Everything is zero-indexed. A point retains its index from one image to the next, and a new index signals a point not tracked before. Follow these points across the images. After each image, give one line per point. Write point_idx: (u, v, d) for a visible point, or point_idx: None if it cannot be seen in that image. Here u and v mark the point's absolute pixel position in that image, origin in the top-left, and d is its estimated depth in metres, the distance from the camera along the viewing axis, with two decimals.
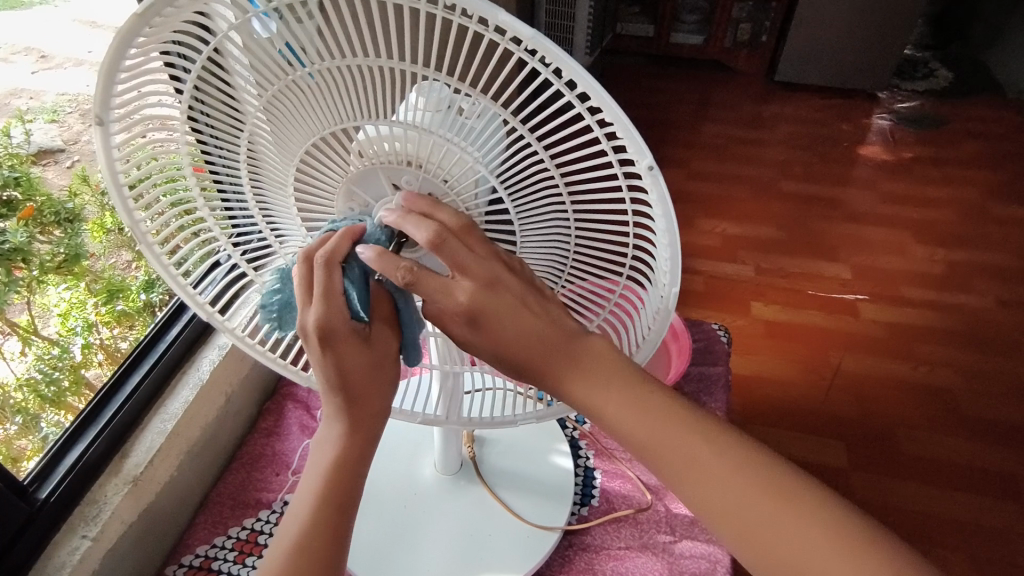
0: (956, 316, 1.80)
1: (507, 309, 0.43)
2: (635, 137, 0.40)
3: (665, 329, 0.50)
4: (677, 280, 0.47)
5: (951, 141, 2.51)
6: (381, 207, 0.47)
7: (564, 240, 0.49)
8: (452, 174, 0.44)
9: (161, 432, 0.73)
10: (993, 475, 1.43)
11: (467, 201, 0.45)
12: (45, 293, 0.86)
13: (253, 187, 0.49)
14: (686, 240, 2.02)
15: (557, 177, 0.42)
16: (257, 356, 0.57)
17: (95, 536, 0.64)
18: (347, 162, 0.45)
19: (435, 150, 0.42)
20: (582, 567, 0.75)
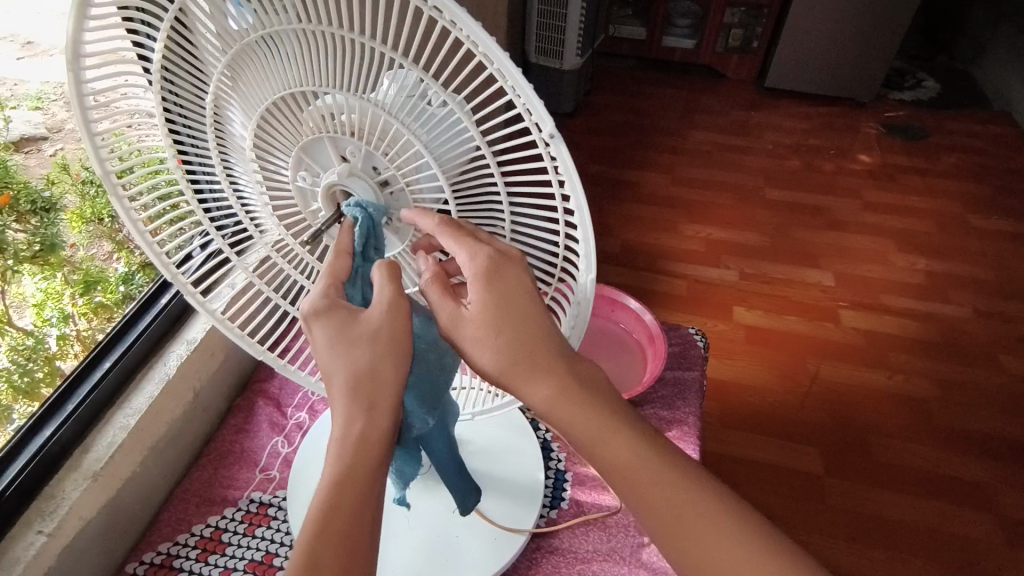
0: (934, 325, 1.82)
1: (516, 294, 0.46)
2: (545, 114, 0.41)
3: (587, 314, 0.51)
4: (591, 267, 0.49)
5: (934, 152, 2.54)
6: (325, 177, 0.47)
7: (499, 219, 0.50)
8: (392, 148, 0.44)
9: (124, 427, 0.71)
10: (964, 483, 1.44)
11: (407, 177, 0.45)
12: (20, 282, 0.85)
13: (222, 162, 0.48)
14: (671, 244, 2.02)
15: (490, 157, 0.42)
16: (235, 337, 0.59)
17: (51, 532, 0.62)
18: (298, 131, 0.46)
19: (380, 124, 0.42)
20: (548, 570, 0.74)
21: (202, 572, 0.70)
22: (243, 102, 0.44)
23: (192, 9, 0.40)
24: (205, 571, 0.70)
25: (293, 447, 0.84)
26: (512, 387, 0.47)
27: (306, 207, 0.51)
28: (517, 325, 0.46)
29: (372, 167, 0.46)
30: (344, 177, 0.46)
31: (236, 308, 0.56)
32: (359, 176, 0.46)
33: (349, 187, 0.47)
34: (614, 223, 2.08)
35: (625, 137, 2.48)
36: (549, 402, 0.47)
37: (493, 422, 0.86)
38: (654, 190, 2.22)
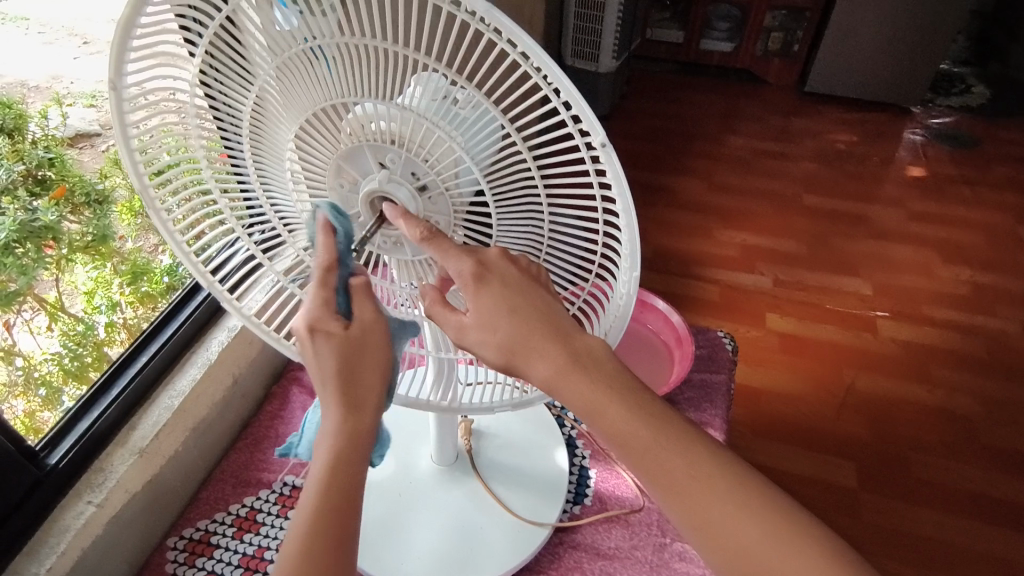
0: (977, 339, 1.76)
1: (510, 282, 0.46)
2: (588, 115, 0.41)
3: (631, 309, 0.52)
4: (637, 264, 0.49)
5: (982, 161, 2.46)
6: (366, 184, 0.48)
7: (537, 231, 0.50)
8: (432, 154, 0.45)
9: (168, 408, 0.75)
10: (1004, 503, 1.40)
11: (448, 181, 0.46)
12: (72, 271, 0.90)
13: (255, 163, 0.50)
14: (704, 248, 2.00)
15: (531, 163, 0.43)
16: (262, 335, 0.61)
17: (99, 502, 0.66)
18: (338, 139, 0.47)
19: (418, 129, 0.44)
20: (570, 564, 0.75)
21: (237, 548, 0.74)
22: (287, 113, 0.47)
23: (244, 20, 0.42)
24: (239, 548, 0.74)
25: None
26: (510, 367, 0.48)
27: (346, 213, 0.53)
28: (516, 317, 0.46)
29: (410, 172, 0.47)
30: (386, 184, 0.47)
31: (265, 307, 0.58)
32: (398, 181, 0.47)
33: (390, 193, 0.48)
34: (647, 227, 2.07)
35: (661, 141, 2.47)
36: (550, 380, 0.47)
37: (519, 417, 0.88)
38: (690, 195, 2.21)
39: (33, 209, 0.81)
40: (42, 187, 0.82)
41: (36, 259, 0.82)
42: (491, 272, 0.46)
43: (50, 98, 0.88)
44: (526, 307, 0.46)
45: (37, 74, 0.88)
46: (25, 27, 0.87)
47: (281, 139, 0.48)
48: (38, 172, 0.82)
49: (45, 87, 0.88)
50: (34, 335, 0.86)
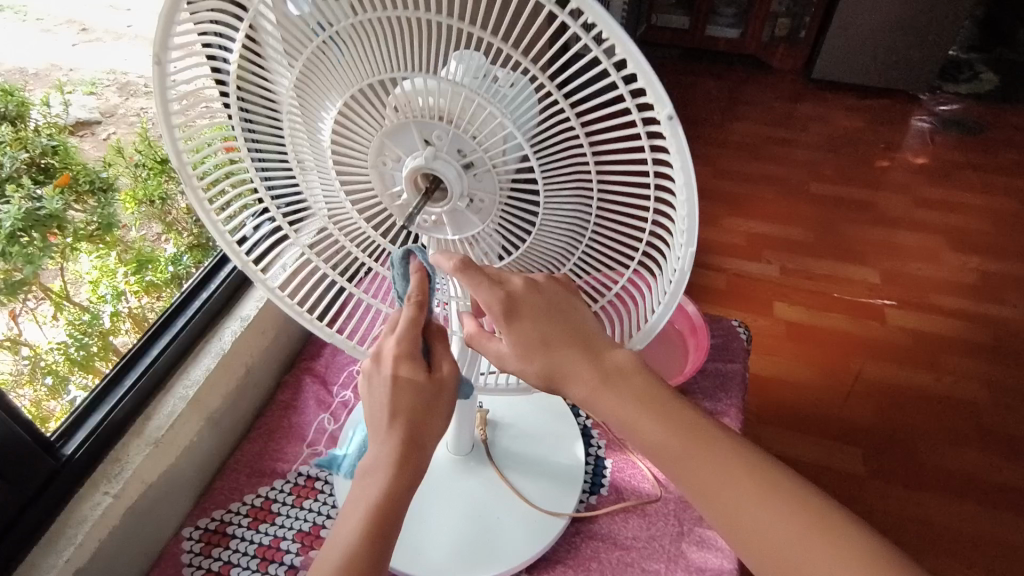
0: (985, 327, 1.76)
1: (542, 313, 0.47)
2: (655, 86, 0.39)
3: (682, 291, 0.49)
4: (694, 240, 0.45)
5: (990, 147, 2.44)
6: (410, 161, 0.47)
7: (585, 213, 0.48)
8: (481, 130, 0.44)
9: (182, 398, 0.74)
10: (1013, 490, 1.40)
11: (495, 158, 0.45)
12: (77, 260, 0.88)
13: (293, 145, 0.49)
14: (710, 237, 1.99)
15: (584, 138, 0.42)
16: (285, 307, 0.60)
17: (115, 493, 0.65)
18: (381, 116, 0.46)
19: (466, 104, 0.42)
20: (587, 554, 0.75)
21: (253, 538, 0.73)
22: (329, 90, 0.45)
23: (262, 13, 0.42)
24: (255, 538, 0.73)
25: (339, 424, 0.86)
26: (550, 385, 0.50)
27: (386, 192, 0.51)
28: (551, 351, 0.48)
29: (456, 149, 0.45)
30: (431, 161, 0.46)
31: (291, 281, 0.57)
32: (445, 159, 0.46)
33: (435, 170, 0.46)
34: None
35: None
36: (588, 397, 0.49)
37: (534, 407, 0.87)
38: (695, 183, 2.19)
39: (38, 197, 0.79)
40: (46, 174, 0.81)
41: (43, 247, 0.81)
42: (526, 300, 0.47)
43: (51, 85, 0.87)
44: (558, 335, 0.48)
45: (39, 60, 0.87)
46: (23, 15, 0.86)
47: (320, 116, 0.47)
48: (42, 160, 0.81)
49: (47, 75, 0.87)
50: (40, 326, 0.85)
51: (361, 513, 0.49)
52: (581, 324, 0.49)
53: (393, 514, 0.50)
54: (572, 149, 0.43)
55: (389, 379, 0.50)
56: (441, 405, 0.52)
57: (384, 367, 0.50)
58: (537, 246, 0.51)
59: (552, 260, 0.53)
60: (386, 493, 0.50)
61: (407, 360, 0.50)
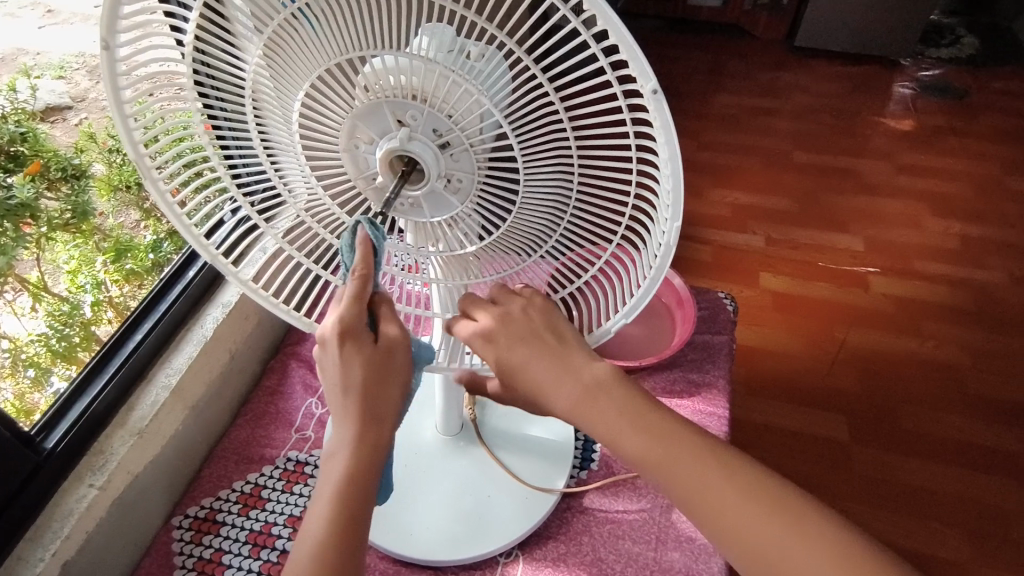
0: (966, 292, 1.78)
1: (517, 341, 0.50)
2: (638, 60, 0.38)
3: (668, 264, 0.48)
4: (679, 216, 0.44)
5: (972, 112, 2.45)
6: (384, 143, 0.46)
7: (566, 191, 0.47)
8: (456, 109, 0.42)
9: (165, 386, 0.73)
10: (993, 451, 1.43)
11: (472, 137, 0.44)
12: (54, 250, 0.86)
13: (258, 126, 0.47)
14: (696, 209, 1.99)
15: (565, 115, 0.40)
16: (266, 305, 0.59)
17: (102, 485, 0.64)
18: (352, 97, 0.44)
19: (441, 82, 0.41)
20: (579, 529, 0.76)
21: (244, 524, 0.73)
22: (296, 71, 0.43)
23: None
24: (246, 523, 0.73)
25: (327, 408, 0.85)
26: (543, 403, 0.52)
27: (360, 175, 0.50)
28: (530, 369, 0.51)
29: (432, 129, 0.44)
30: (406, 142, 0.45)
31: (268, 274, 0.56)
32: (420, 139, 0.45)
33: (410, 151, 0.45)
34: None
35: None
36: (574, 411, 0.50)
37: None
38: (681, 155, 2.18)
39: (9, 185, 0.76)
40: (16, 162, 0.78)
41: (16, 238, 0.78)
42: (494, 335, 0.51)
43: (18, 70, 0.84)
44: (534, 356, 0.51)
45: (5, 45, 0.84)
46: None
47: (285, 101, 0.45)
48: (11, 148, 0.78)
49: (13, 60, 0.84)
50: (18, 318, 0.83)
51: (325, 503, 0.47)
52: (560, 349, 0.51)
53: (358, 502, 0.48)
54: (552, 126, 0.42)
55: (333, 355, 0.46)
56: (392, 379, 0.48)
57: (329, 347, 0.47)
58: (517, 225, 0.50)
59: (530, 244, 0.52)
60: (348, 478, 0.47)
61: (350, 337, 0.46)
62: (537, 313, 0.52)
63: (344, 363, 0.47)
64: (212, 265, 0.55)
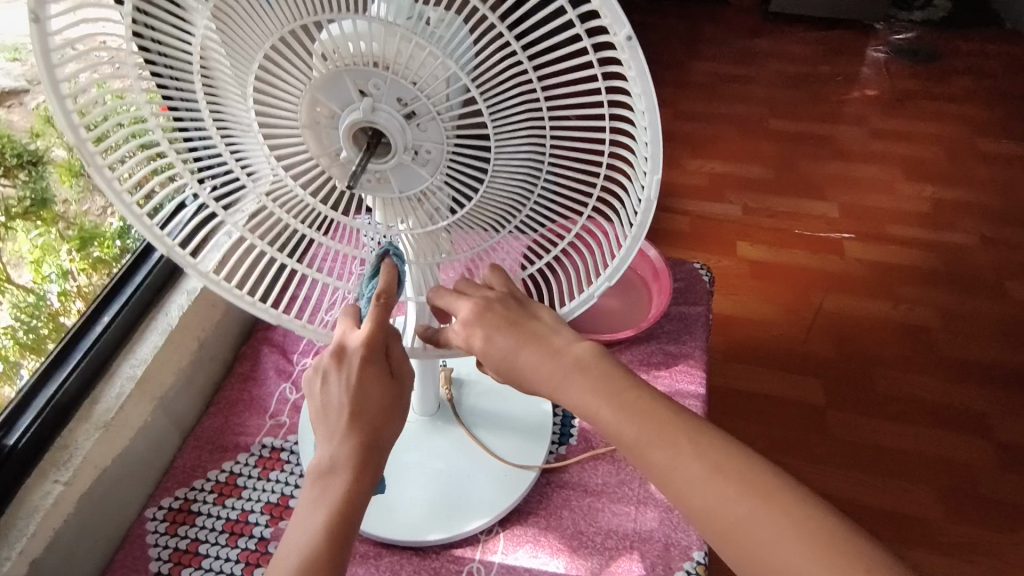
0: (938, 254, 1.80)
1: (496, 322, 0.50)
2: (612, 8, 0.36)
3: (650, 221, 0.46)
4: (660, 165, 0.42)
5: (943, 75, 2.45)
6: (347, 114, 0.43)
7: (537, 163, 0.45)
8: (420, 74, 0.40)
9: (131, 377, 0.70)
10: (964, 409, 1.47)
11: (439, 105, 0.41)
12: (14, 238, 0.83)
13: (209, 105, 0.44)
14: (672, 179, 1.98)
15: (534, 73, 0.38)
16: (230, 297, 0.56)
17: (67, 481, 0.62)
18: (309, 67, 0.42)
19: (401, 45, 0.39)
20: (558, 503, 0.76)
21: (219, 513, 0.72)
22: (248, 42, 0.40)
23: None
24: (222, 512, 0.72)
25: (301, 393, 0.84)
26: (515, 381, 0.52)
27: (322, 152, 0.47)
28: (507, 349, 0.50)
29: (396, 97, 0.42)
30: (370, 113, 0.43)
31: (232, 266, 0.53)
32: (384, 109, 0.43)
33: (376, 122, 0.43)
34: None
35: None
36: (552, 386, 0.50)
37: None
38: (657, 125, 2.16)
39: None
40: None
41: None
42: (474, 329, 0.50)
43: None
44: (512, 334, 0.50)
45: None
46: None
47: (239, 75, 0.42)
48: None
49: None
50: None
51: (320, 514, 0.48)
52: (537, 332, 0.51)
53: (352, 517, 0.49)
54: (523, 88, 0.40)
55: (354, 373, 0.50)
56: (398, 410, 0.52)
57: (347, 366, 0.51)
58: (487, 200, 0.48)
59: (500, 216, 0.50)
60: (344, 496, 0.49)
61: (371, 361, 0.51)
62: (510, 299, 0.52)
63: (355, 381, 0.50)
64: (168, 256, 0.52)
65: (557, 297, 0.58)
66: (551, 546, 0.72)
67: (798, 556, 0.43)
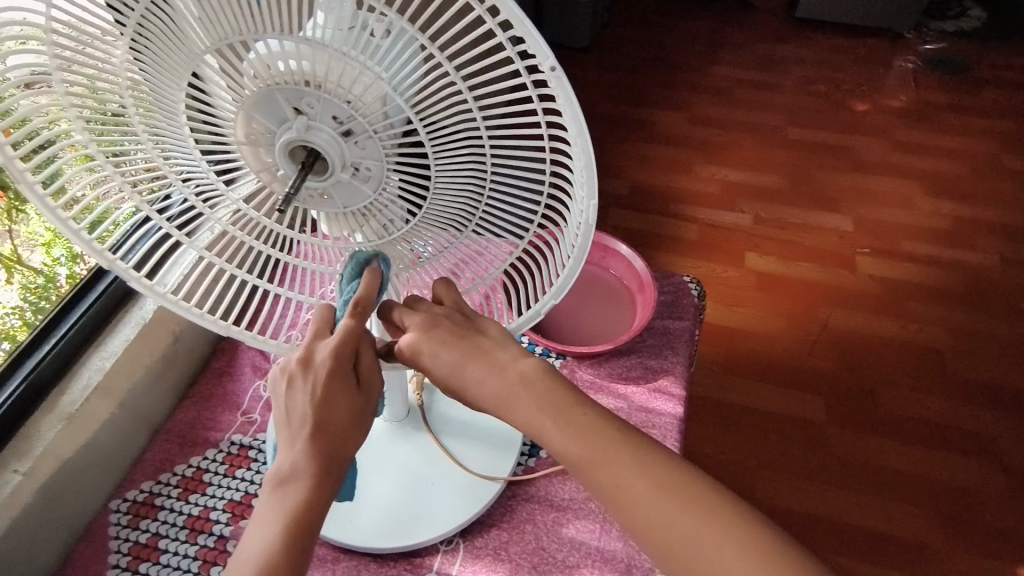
0: (955, 273, 1.75)
1: (444, 341, 0.50)
2: (533, 37, 0.36)
3: (590, 242, 0.46)
4: (594, 188, 0.42)
5: (974, 88, 2.38)
6: (282, 133, 0.43)
7: (478, 182, 0.45)
8: (353, 93, 0.40)
9: (99, 370, 0.71)
10: (971, 435, 1.42)
11: (376, 124, 0.41)
12: (27, 219, 0.81)
13: (147, 128, 0.44)
14: (684, 186, 1.95)
15: (469, 96, 0.38)
16: (187, 315, 0.56)
17: (27, 471, 0.63)
18: (239, 86, 0.41)
19: (332, 65, 0.38)
20: (523, 516, 0.75)
21: (182, 509, 0.72)
22: (174, 60, 0.40)
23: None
24: (185, 508, 0.72)
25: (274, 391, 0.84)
26: (463, 397, 0.52)
27: (263, 168, 0.47)
28: (456, 366, 0.50)
29: (331, 116, 0.42)
30: (305, 132, 0.42)
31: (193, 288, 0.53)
32: (319, 126, 0.42)
33: (311, 141, 0.43)
34: (626, 163, 2.00)
35: (642, 72, 2.36)
36: (501, 403, 0.50)
37: None
38: (672, 129, 2.13)
39: None
40: None
41: None
42: (420, 345, 0.50)
43: None
44: (459, 351, 0.50)
45: None
46: None
47: (169, 90, 0.41)
48: None
49: None
50: None
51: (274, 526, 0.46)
52: (483, 347, 0.51)
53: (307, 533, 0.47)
54: (459, 109, 0.39)
55: (322, 380, 0.49)
56: (362, 422, 0.51)
57: (312, 375, 0.49)
58: (430, 214, 0.48)
59: (444, 230, 0.50)
60: (300, 512, 0.47)
61: (339, 372, 0.49)
62: (457, 314, 0.52)
63: (320, 393, 0.48)
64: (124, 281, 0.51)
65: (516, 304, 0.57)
66: (511, 561, 0.71)
67: (737, 559, 0.45)
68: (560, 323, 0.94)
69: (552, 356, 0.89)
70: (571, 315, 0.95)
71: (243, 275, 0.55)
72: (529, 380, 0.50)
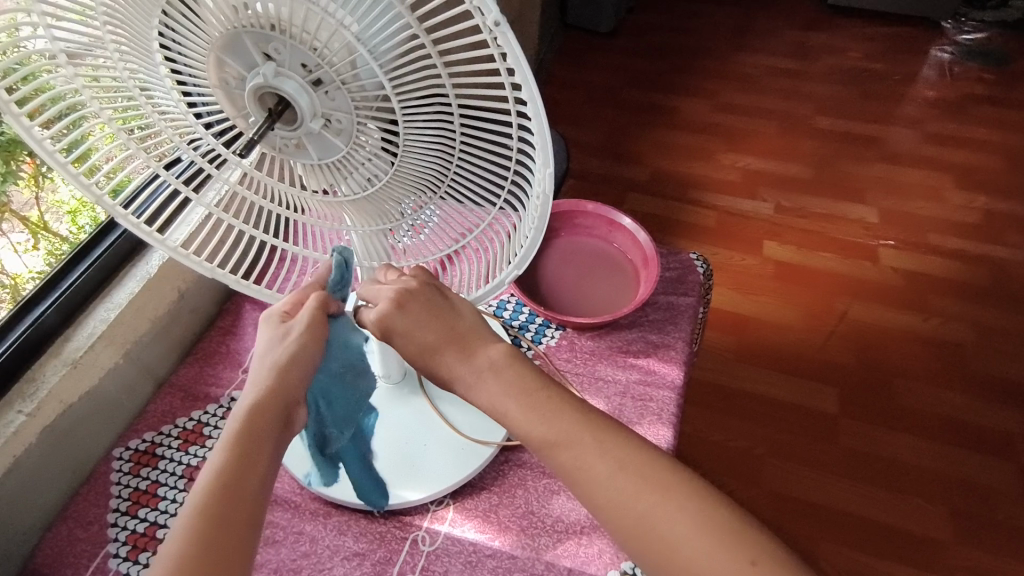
0: (982, 268, 1.69)
1: (416, 316, 0.51)
2: None
3: (550, 212, 0.46)
4: (551, 159, 0.42)
5: (1014, 80, 2.29)
6: (251, 78, 0.44)
7: (448, 142, 0.45)
8: (318, 39, 0.40)
9: (104, 320, 0.73)
10: (991, 433, 1.38)
11: (343, 75, 0.41)
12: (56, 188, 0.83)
13: (135, 75, 0.45)
14: (705, 173, 1.92)
15: (429, 51, 0.37)
16: (205, 271, 0.56)
17: (31, 412, 0.65)
18: (208, 27, 0.42)
19: (295, 10, 0.38)
20: (513, 481, 0.75)
21: (182, 459, 0.74)
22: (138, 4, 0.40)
23: None
24: (184, 459, 0.74)
25: None
26: (436, 378, 0.54)
27: (237, 113, 0.48)
28: (429, 342, 0.52)
29: (299, 64, 0.42)
30: (273, 79, 0.43)
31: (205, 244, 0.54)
32: (287, 73, 0.43)
33: (280, 88, 0.43)
34: (646, 149, 1.98)
35: (666, 58, 2.32)
36: (470, 383, 0.52)
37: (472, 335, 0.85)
38: (695, 116, 2.09)
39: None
40: None
41: (5, 173, 0.77)
42: (392, 320, 0.51)
43: None
44: (432, 329, 0.52)
45: None
46: None
47: (144, 30, 0.42)
48: None
49: None
50: (20, 255, 0.80)
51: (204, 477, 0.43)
52: (456, 330, 0.52)
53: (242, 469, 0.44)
54: (421, 65, 0.39)
55: (268, 341, 0.50)
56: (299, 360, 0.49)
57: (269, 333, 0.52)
58: (401, 174, 0.48)
59: (416, 191, 0.50)
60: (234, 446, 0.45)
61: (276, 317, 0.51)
62: (432, 290, 0.53)
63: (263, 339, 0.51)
64: (148, 242, 0.53)
65: (478, 271, 0.58)
66: (498, 523, 0.72)
67: (692, 529, 0.45)
68: (561, 295, 0.93)
69: (552, 328, 0.90)
70: (573, 287, 0.94)
71: (255, 232, 0.55)
72: (495, 363, 0.52)
